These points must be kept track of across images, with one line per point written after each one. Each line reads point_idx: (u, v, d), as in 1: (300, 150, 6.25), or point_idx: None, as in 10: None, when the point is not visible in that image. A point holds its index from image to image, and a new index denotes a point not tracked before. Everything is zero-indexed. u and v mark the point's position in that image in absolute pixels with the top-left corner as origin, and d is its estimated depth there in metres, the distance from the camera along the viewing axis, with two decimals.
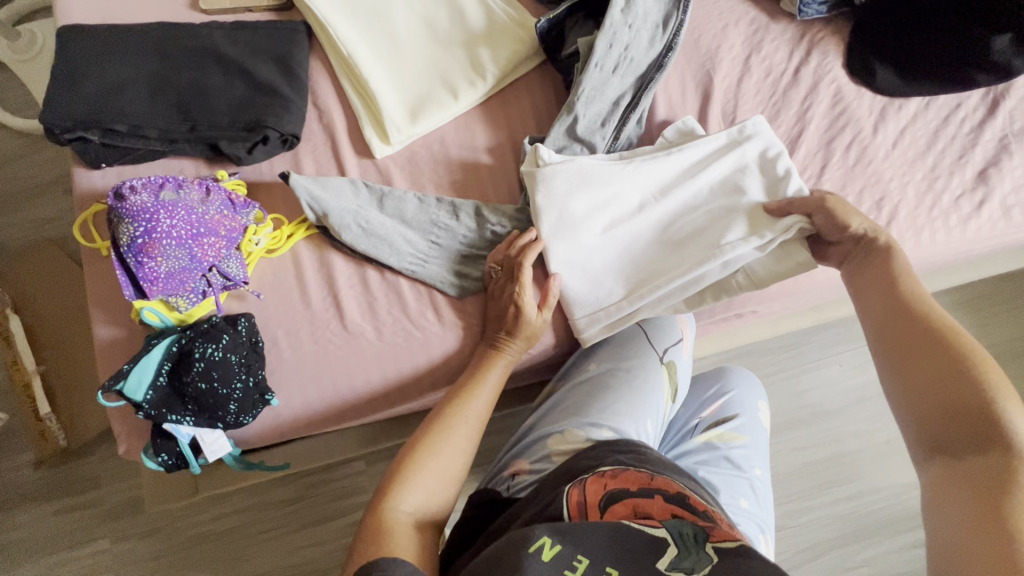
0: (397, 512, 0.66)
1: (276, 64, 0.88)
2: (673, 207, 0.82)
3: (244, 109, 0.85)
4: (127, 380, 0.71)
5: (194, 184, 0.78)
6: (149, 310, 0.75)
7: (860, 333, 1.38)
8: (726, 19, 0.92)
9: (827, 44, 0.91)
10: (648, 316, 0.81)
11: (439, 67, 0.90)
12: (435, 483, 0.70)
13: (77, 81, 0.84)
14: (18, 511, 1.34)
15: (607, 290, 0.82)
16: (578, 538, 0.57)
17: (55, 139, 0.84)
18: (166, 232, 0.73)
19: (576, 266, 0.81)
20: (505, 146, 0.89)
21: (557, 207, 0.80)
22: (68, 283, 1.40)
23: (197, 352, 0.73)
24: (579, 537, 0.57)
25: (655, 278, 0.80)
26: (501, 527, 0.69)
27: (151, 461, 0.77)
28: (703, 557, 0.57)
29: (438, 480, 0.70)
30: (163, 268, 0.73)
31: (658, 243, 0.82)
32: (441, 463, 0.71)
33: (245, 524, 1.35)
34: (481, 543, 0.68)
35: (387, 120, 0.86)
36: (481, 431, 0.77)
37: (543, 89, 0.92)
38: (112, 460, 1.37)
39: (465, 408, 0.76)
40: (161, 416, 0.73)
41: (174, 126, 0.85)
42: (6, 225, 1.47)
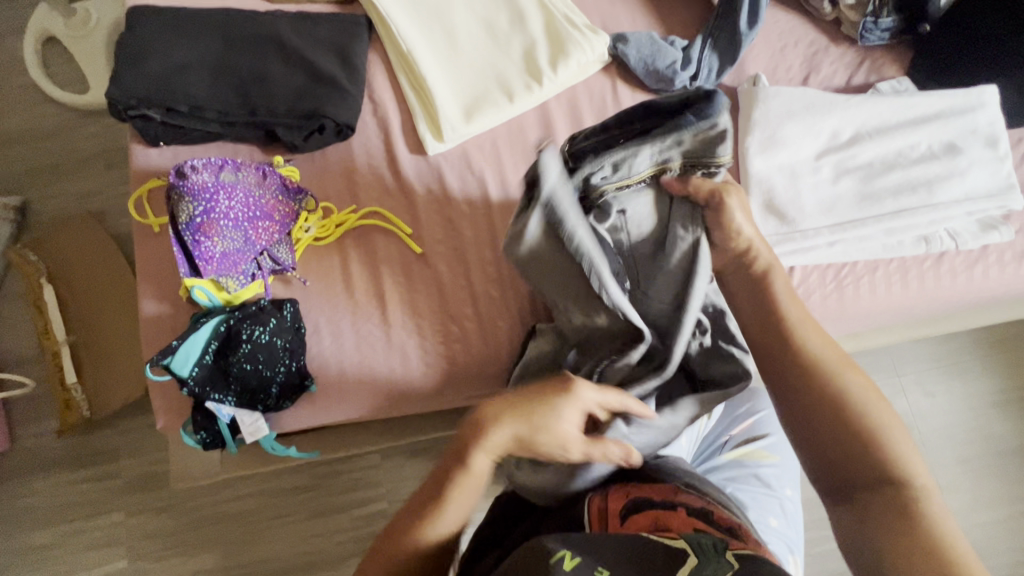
0: None
1: (336, 56, 0.89)
2: (877, 141, 0.81)
3: (303, 97, 0.86)
4: (174, 357, 0.72)
5: (252, 167, 0.79)
6: (199, 289, 0.75)
7: (888, 365, 1.36)
8: (785, 40, 0.91)
9: (887, 71, 0.90)
10: (864, 243, 0.81)
11: (496, 68, 0.90)
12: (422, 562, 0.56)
13: (143, 60, 0.86)
14: (38, 476, 1.36)
15: (833, 212, 0.80)
16: (595, 547, 0.53)
17: (117, 115, 0.86)
18: (224, 214, 0.75)
19: (808, 184, 0.81)
20: None
21: (775, 124, 0.82)
22: (105, 257, 1.42)
23: (245, 333, 0.75)
24: (595, 546, 0.53)
25: (882, 210, 0.80)
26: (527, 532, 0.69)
27: (189, 438, 0.79)
28: (724, 565, 0.52)
29: (434, 558, 0.57)
30: (219, 248, 0.75)
31: (873, 173, 0.81)
32: (431, 543, 0.57)
33: (259, 507, 1.35)
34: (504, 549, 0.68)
35: (442, 117, 0.87)
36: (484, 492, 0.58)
37: (597, 96, 0.92)
38: (135, 434, 1.38)
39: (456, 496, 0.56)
40: (205, 394, 0.74)
41: (233, 109, 0.86)
42: (51, 197, 1.50)
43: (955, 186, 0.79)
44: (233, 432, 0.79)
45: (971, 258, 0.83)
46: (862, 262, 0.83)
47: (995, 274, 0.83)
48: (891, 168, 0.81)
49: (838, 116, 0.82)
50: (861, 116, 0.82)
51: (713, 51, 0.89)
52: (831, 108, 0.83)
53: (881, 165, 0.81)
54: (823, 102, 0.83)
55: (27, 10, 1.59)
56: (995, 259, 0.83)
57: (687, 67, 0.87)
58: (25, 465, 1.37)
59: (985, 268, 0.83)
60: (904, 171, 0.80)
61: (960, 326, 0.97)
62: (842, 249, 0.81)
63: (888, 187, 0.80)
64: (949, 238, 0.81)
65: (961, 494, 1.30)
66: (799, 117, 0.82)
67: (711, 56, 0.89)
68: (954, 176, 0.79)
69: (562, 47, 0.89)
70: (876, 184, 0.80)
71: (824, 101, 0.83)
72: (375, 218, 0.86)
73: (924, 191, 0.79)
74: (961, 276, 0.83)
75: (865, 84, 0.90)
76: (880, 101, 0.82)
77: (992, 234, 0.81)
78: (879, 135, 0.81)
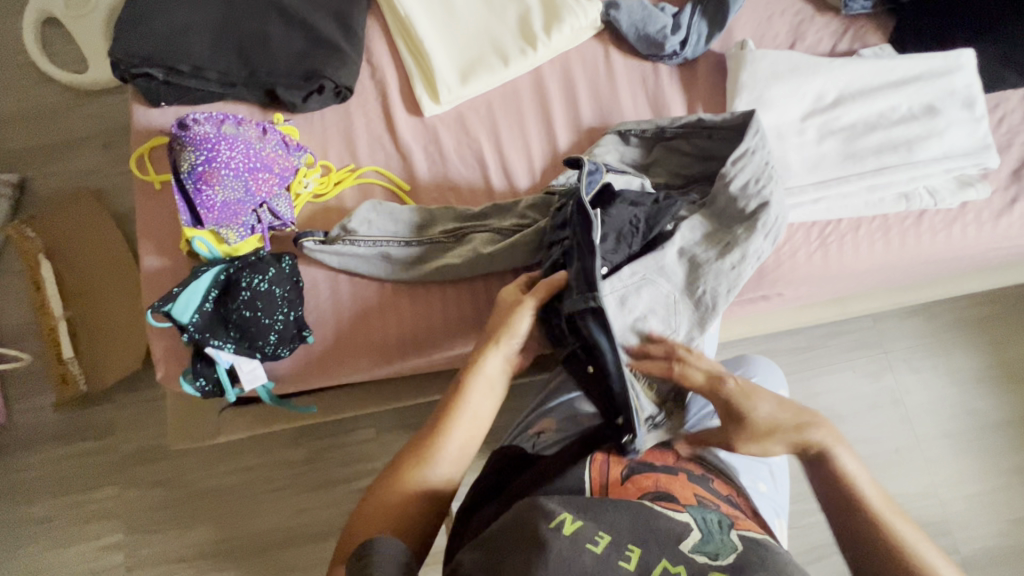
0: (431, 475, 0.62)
1: (335, 20, 0.91)
2: (861, 106, 0.85)
3: (303, 59, 0.88)
4: (175, 303, 0.74)
5: (253, 124, 0.82)
6: (199, 240, 0.78)
7: (874, 341, 1.39)
8: (773, 8, 0.94)
9: (869, 39, 0.93)
10: (831, 205, 0.84)
11: (491, 34, 0.92)
12: (467, 442, 0.65)
13: (146, 21, 0.87)
14: (27, 451, 1.31)
15: (804, 171, 0.84)
16: (601, 516, 0.56)
17: (120, 75, 0.87)
18: (225, 163, 0.77)
19: (785, 145, 0.84)
20: (549, 117, 0.91)
21: (760, 86, 0.85)
22: (100, 229, 1.40)
23: (244, 282, 0.77)
24: (601, 515, 0.56)
25: (848, 173, 0.83)
26: (527, 484, 0.69)
27: (189, 386, 0.80)
28: (727, 543, 0.56)
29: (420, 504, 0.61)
30: (219, 197, 0.77)
31: (851, 137, 0.84)
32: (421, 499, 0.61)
33: (252, 482, 1.30)
34: (504, 500, 0.68)
35: (440, 80, 0.89)
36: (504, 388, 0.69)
37: (591, 61, 0.93)
38: (128, 409, 1.33)
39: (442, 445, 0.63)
40: (205, 339, 0.76)
41: (234, 70, 0.88)
42: (42, 171, 1.46)
43: (928, 153, 0.83)
44: (232, 380, 0.81)
45: (950, 216, 0.85)
46: (846, 220, 0.85)
47: (973, 233, 0.85)
48: (867, 131, 0.84)
49: (824, 79, 0.86)
50: (844, 78, 0.86)
51: (702, 17, 0.91)
52: (814, 71, 0.86)
53: (862, 127, 0.85)
54: (811, 65, 0.87)
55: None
56: (973, 217, 0.86)
57: (676, 33, 0.90)
58: (14, 440, 1.32)
59: (964, 226, 0.85)
60: (879, 134, 0.84)
61: (945, 290, 0.99)
62: (813, 209, 0.84)
63: (863, 148, 0.84)
64: (929, 196, 0.84)
65: (944, 467, 1.33)
66: (784, 79, 0.85)
67: (700, 23, 0.91)
68: (933, 136, 0.83)
69: (556, 14, 0.91)
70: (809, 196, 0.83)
71: (810, 63, 0.86)
72: (373, 176, 0.88)
73: (904, 150, 0.83)
74: (940, 235, 0.85)
75: (850, 52, 0.93)
76: (864, 64, 0.86)
77: (969, 191, 0.85)
78: (863, 101, 0.85)
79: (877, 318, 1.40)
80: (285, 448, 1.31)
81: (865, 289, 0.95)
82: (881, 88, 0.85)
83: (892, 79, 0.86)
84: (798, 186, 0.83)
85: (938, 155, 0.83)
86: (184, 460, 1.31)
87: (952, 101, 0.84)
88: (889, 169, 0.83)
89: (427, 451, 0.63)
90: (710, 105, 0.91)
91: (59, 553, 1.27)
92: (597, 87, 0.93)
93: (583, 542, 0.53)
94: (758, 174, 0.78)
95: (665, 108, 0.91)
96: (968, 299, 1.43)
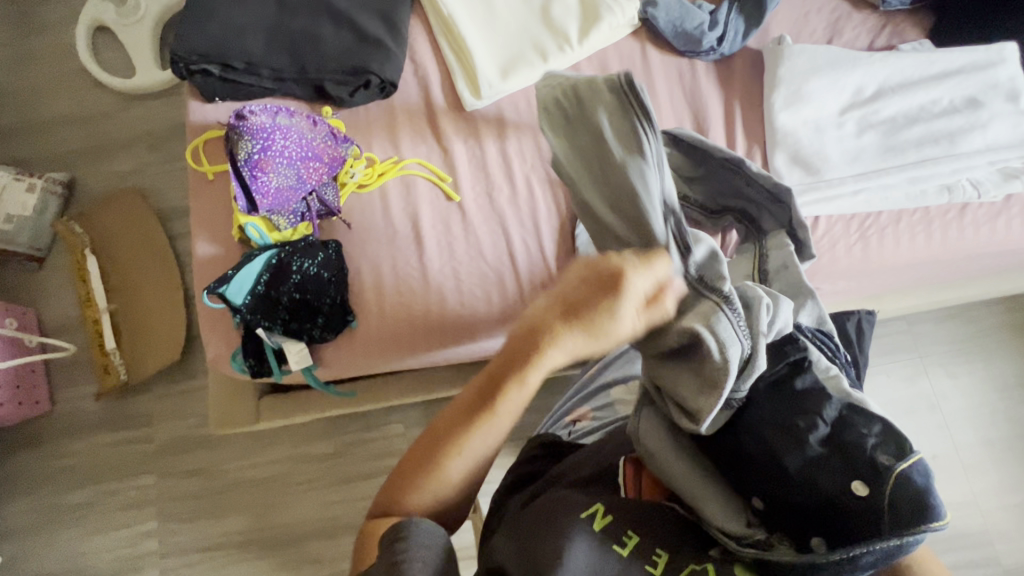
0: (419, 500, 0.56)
1: (380, 19, 0.95)
2: (901, 101, 0.85)
3: (350, 55, 0.92)
4: (229, 285, 0.79)
5: (305, 115, 0.88)
6: (252, 226, 0.83)
7: (908, 345, 1.36)
8: (808, 5, 0.95)
9: (907, 36, 0.94)
10: (869, 197, 0.84)
11: (530, 32, 0.95)
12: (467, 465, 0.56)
13: (205, 21, 0.92)
14: (70, 438, 1.34)
15: (841, 164, 0.84)
16: (631, 517, 0.57)
17: (178, 71, 0.92)
18: (279, 151, 0.83)
19: (824, 138, 0.85)
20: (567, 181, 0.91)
21: (796, 79, 0.86)
22: (138, 222, 1.42)
23: (294, 266, 0.82)
24: (632, 516, 0.57)
25: (887, 166, 0.84)
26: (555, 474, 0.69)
27: (238, 365, 0.84)
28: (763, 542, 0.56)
29: (469, 469, 0.57)
30: (273, 183, 0.83)
31: (889, 131, 0.85)
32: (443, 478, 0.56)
33: (285, 474, 1.31)
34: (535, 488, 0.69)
35: (480, 75, 0.92)
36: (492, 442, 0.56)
37: (630, 58, 0.95)
38: (166, 400, 1.36)
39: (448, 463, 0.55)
40: (256, 320, 0.81)
41: (285, 67, 0.92)
42: (84, 167, 1.50)
43: (969, 146, 0.83)
44: (279, 361, 0.84)
45: (994, 210, 0.85)
46: (885, 212, 0.86)
47: (1018, 226, 0.85)
48: (907, 125, 0.84)
49: (864, 74, 0.86)
50: (884, 72, 0.86)
51: (739, 14, 0.92)
52: (852, 64, 0.86)
53: (902, 120, 0.85)
54: (851, 59, 0.87)
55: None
56: (1018, 211, 0.86)
57: (713, 29, 0.91)
58: (58, 428, 1.34)
59: (1009, 219, 0.85)
60: (920, 127, 0.84)
61: (991, 287, 0.97)
62: (849, 200, 0.84)
63: (904, 142, 0.84)
64: (972, 188, 0.84)
65: (983, 476, 1.30)
66: (823, 73, 0.86)
67: (737, 19, 0.92)
68: (976, 128, 0.83)
69: (594, 14, 0.93)
70: (820, 199, 0.84)
71: (848, 57, 0.87)
72: (416, 168, 0.91)
73: (946, 142, 0.83)
74: (985, 228, 0.85)
75: (887, 47, 0.93)
76: (903, 58, 0.86)
77: (1014, 183, 0.84)
78: (903, 96, 0.85)
79: (911, 321, 1.38)
80: (317, 441, 1.33)
81: (905, 285, 0.93)
82: (922, 82, 0.85)
83: (933, 74, 0.86)
84: (836, 178, 0.84)
85: (982, 149, 0.83)
86: (220, 450, 1.33)
87: (997, 94, 0.84)
88: (929, 163, 0.83)
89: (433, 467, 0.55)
90: (746, 100, 0.92)
91: (100, 539, 1.29)
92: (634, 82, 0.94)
93: (610, 542, 0.55)
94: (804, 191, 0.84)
95: (702, 102, 0.92)
96: (1006, 303, 1.40)
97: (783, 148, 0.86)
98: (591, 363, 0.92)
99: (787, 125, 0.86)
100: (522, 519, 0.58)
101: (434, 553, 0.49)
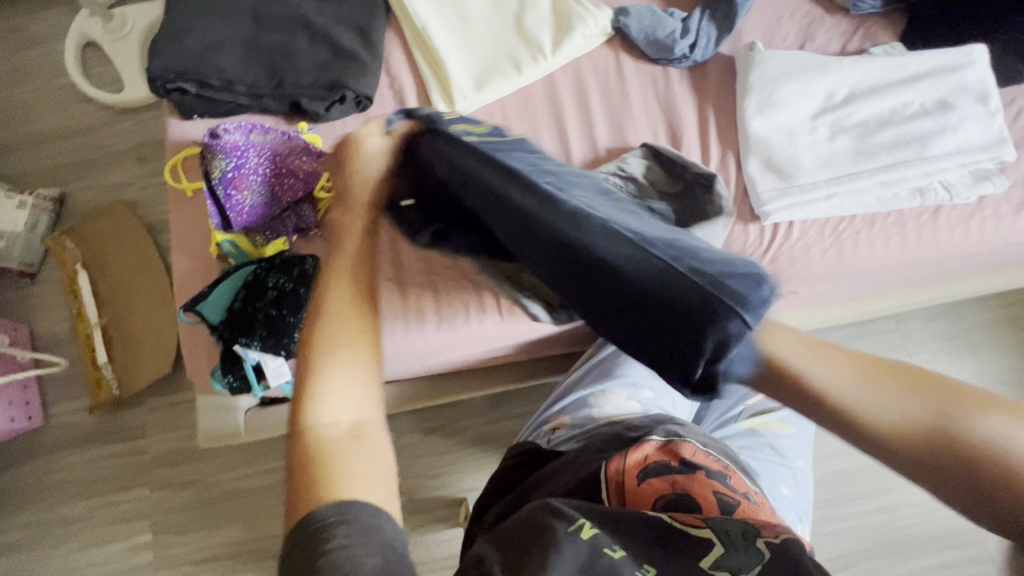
0: (321, 423, 0.53)
1: (356, 33, 0.95)
2: (874, 105, 0.86)
3: (325, 70, 0.93)
4: (206, 298, 0.81)
5: (279, 131, 0.89)
6: (229, 243, 0.84)
7: (897, 343, 1.36)
8: (781, 11, 0.95)
9: (880, 39, 0.94)
10: (843, 202, 0.84)
11: (504, 43, 0.96)
12: (347, 375, 0.55)
13: (182, 39, 0.92)
14: (65, 452, 1.35)
15: (811, 169, 0.85)
16: (620, 528, 0.58)
17: (157, 89, 0.93)
18: (254, 169, 0.85)
19: (795, 145, 0.86)
20: None
21: (768, 84, 0.87)
22: (128, 236, 1.43)
23: (271, 281, 0.82)
24: (621, 528, 0.58)
25: (859, 171, 0.84)
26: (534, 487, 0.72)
27: (218, 383, 0.84)
28: (753, 555, 0.55)
29: (352, 375, 0.55)
30: (248, 201, 0.85)
31: (860, 135, 0.85)
32: (371, 464, 0.52)
33: (278, 484, 1.32)
34: (517, 500, 0.72)
35: (454, 87, 0.93)
36: (371, 324, 0.59)
37: (605, 65, 0.96)
38: (159, 412, 1.36)
39: (318, 368, 0.55)
40: (232, 336, 0.81)
41: (261, 83, 0.93)
42: (75, 182, 1.50)
43: (939, 150, 0.83)
44: (258, 378, 0.84)
45: (968, 212, 0.85)
46: (860, 216, 0.86)
47: (992, 227, 0.85)
48: (877, 129, 0.85)
49: (836, 79, 0.87)
50: (854, 76, 0.87)
51: (711, 21, 0.93)
52: (822, 70, 0.87)
53: (872, 125, 0.85)
54: (823, 64, 0.87)
55: (63, 6, 1.61)
56: (992, 212, 0.85)
57: (685, 37, 0.91)
58: (52, 442, 1.35)
59: (983, 221, 0.85)
60: (890, 130, 0.84)
61: (969, 287, 0.97)
62: (821, 205, 0.84)
63: (875, 146, 0.84)
64: (943, 190, 0.84)
65: None
66: (794, 79, 0.87)
67: (709, 26, 0.93)
68: (947, 131, 0.83)
69: (567, 24, 0.94)
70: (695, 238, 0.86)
71: (819, 62, 0.87)
72: None
73: (917, 146, 0.83)
74: (959, 230, 0.85)
75: (860, 51, 0.94)
76: (873, 62, 0.87)
77: (986, 185, 0.84)
78: (875, 100, 0.85)
79: (900, 319, 1.37)
80: None
81: (881, 287, 0.94)
82: (891, 86, 0.86)
83: (904, 78, 0.86)
84: (809, 183, 0.84)
85: (953, 152, 0.83)
86: (213, 462, 1.34)
87: (966, 95, 0.84)
88: (900, 168, 0.83)
89: (304, 396, 0.53)
90: (721, 106, 0.92)
91: (95, 552, 1.30)
92: (608, 91, 0.94)
93: (600, 548, 0.54)
94: (780, 192, 0.84)
95: (676, 108, 0.92)
96: (994, 299, 1.40)
97: (757, 153, 0.86)
98: (576, 365, 0.95)
99: (759, 130, 0.87)
100: (507, 536, 0.59)
101: (372, 534, 0.47)
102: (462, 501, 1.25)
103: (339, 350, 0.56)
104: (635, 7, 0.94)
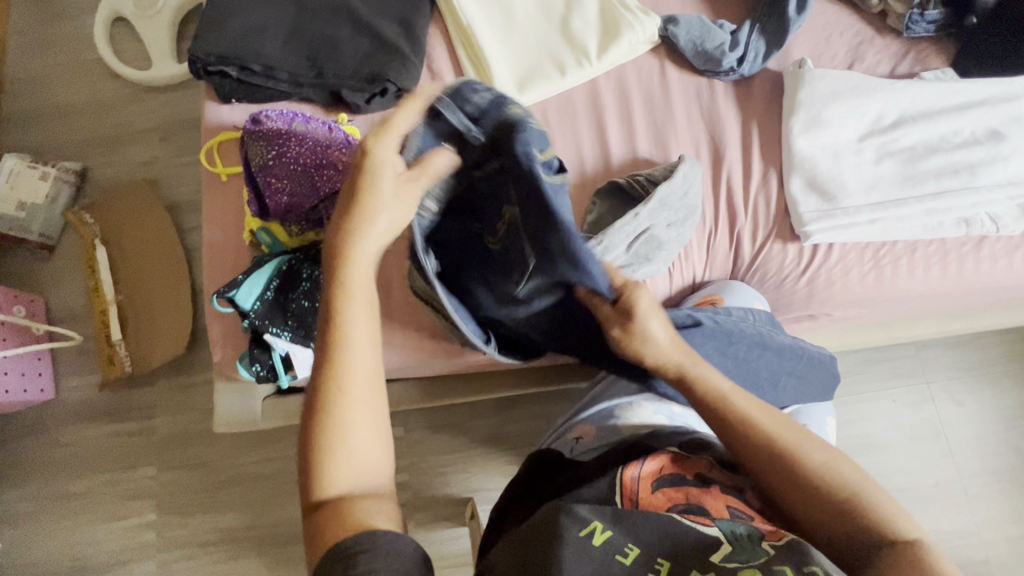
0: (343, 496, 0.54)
1: (400, 26, 0.95)
2: (924, 131, 0.84)
3: (367, 62, 0.92)
4: (239, 290, 0.79)
5: (320, 121, 0.88)
6: (263, 231, 0.85)
7: (916, 370, 1.35)
8: (832, 29, 0.94)
9: (930, 63, 0.93)
10: (887, 227, 0.83)
11: (549, 45, 0.95)
12: (361, 447, 0.56)
13: (225, 23, 0.92)
14: (74, 427, 1.34)
15: (856, 192, 0.83)
16: (630, 526, 0.57)
17: (196, 71, 0.92)
18: (293, 157, 0.83)
19: (840, 166, 0.84)
20: (592, 178, 0.90)
21: (816, 103, 0.86)
22: (150, 215, 1.42)
23: (305, 273, 0.82)
24: (631, 525, 0.57)
25: (905, 196, 0.83)
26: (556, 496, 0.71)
27: (245, 370, 0.84)
28: (758, 551, 0.55)
29: (364, 455, 0.56)
30: (286, 189, 0.83)
31: (907, 161, 0.84)
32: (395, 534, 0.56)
33: (285, 471, 1.31)
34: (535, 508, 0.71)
35: (497, 87, 0.92)
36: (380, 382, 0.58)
37: (649, 73, 0.94)
38: (170, 393, 1.36)
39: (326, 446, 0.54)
40: (263, 326, 0.80)
41: (302, 71, 0.92)
42: (101, 157, 1.50)
43: (991, 181, 0.82)
44: (285, 366, 0.84)
45: (1012, 245, 0.85)
46: (901, 242, 0.85)
47: None
48: (927, 156, 0.84)
49: (886, 102, 0.85)
50: (905, 100, 0.85)
51: (760, 35, 0.92)
52: (873, 92, 0.86)
53: (921, 151, 0.84)
54: (873, 86, 0.86)
55: None
56: None
57: (734, 50, 0.91)
58: (61, 415, 1.35)
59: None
60: (940, 158, 0.83)
61: (1003, 319, 0.96)
62: (864, 228, 0.83)
63: (924, 172, 0.83)
64: (991, 222, 0.83)
65: (985, 506, 1.28)
66: (843, 99, 0.85)
67: (758, 41, 0.92)
68: (997, 162, 0.82)
69: (613, 30, 0.93)
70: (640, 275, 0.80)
71: (869, 84, 0.86)
72: None
73: (965, 175, 0.82)
74: (1001, 263, 0.85)
75: (909, 74, 0.93)
76: (925, 87, 0.85)
77: None
78: (926, 125, 0.84)
79: (920, 346, 1.36)
80: None
81: (915, 314, 0.93)
82: (943, 112, 0.85)
83: (957, 106, 0.85)
84: (853, 207, 0.83)
85: (1002, 184, 0.82)
86: (221, 446, 1.33)
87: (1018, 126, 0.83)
88: (948, 197, 0.82)
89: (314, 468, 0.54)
90: (767, 121, 0.91)
91: (99, 528, 1.30)
92: (651, 100, 0.93)
93: (612, 553, 0.55)
94: (820, 211, 0.84)
95: (719, 121, 0.91)
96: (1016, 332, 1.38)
97: (800, 172, 0.85)
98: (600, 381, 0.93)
99: (804, 150, 0.86)
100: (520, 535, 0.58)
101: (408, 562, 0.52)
102: (469, 501, 1.24)
103: (352, 424, 0.55)
104: (684, 16, 0.93)
